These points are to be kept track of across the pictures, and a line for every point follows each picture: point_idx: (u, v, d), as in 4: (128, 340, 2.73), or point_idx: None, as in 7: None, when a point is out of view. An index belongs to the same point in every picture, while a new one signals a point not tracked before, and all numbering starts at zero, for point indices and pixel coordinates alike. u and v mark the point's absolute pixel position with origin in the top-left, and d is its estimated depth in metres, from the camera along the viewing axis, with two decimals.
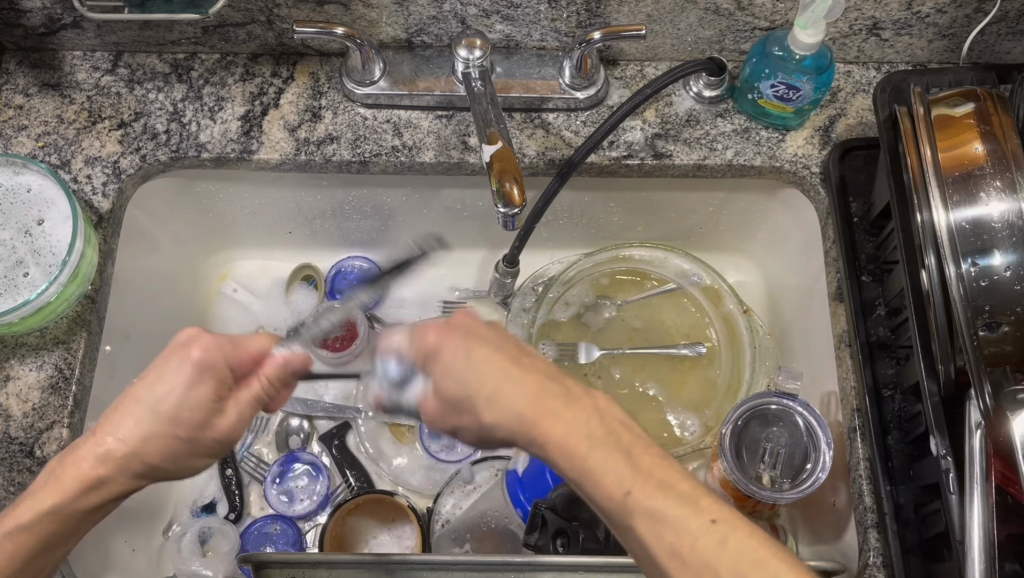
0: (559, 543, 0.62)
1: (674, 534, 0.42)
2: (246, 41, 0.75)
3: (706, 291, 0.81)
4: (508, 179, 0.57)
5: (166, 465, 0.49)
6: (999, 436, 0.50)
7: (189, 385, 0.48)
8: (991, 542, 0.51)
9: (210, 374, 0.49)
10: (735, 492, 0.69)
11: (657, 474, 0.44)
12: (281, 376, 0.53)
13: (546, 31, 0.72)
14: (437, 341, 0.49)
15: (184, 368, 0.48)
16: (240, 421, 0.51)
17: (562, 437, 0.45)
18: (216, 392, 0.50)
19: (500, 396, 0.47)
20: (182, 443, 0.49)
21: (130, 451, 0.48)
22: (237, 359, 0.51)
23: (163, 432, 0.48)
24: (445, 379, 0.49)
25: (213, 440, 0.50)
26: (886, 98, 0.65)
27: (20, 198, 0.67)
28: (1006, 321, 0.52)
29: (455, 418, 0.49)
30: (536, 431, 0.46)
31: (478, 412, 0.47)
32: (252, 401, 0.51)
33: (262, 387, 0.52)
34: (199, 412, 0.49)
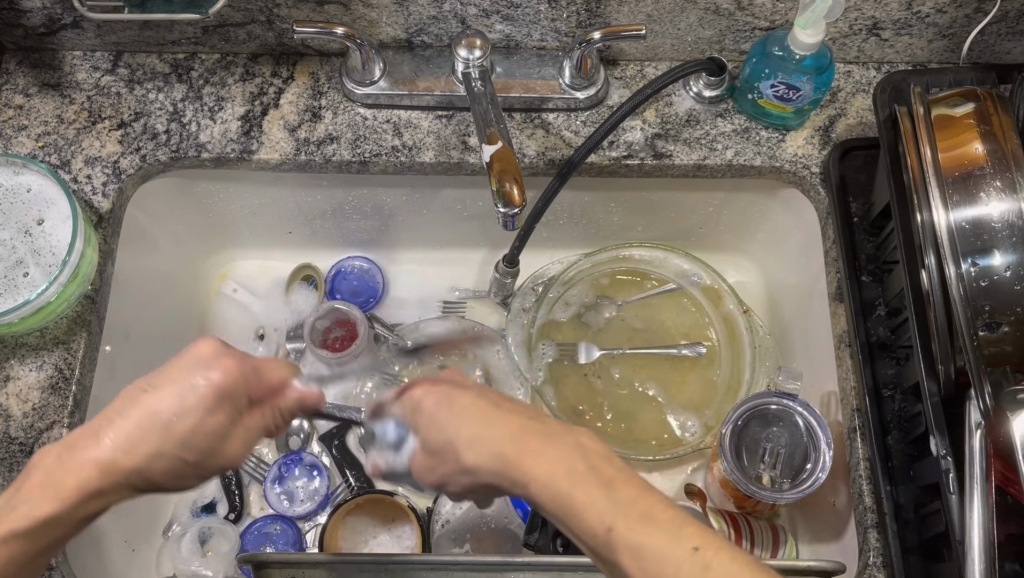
0: (559, 543, 0.63)
1: (664, 569, 0.39)
2: (246, 41, 0.75)
3: (705, 291, 0.81)
4: (508, 179, 0.57)
5: (167, 486, 0.47)
6: (999, 436, 0.50)
7: (207, 412, 0.46)
8: (991, 542, 0.51)
9: (230, 400, 0.47)
10: (734, 491, 0.70)
11: (639, 505, 0.41)
12: (294, 414, 0.52)
13: (546, 31, 0.72)
14: (426, 396, 0.49)
15: (206, 393, 0.45)
16: (246, 448, 0.49)
17: (536, 472, 0.43)
18: (228, 416, 0.47)
19: (475, 437, 0.45)
20: (186, 467, 0.46)
21: (136, 472, 0.45)
22: (258, 385, 0.48)
23: (175, 454, 0.45)
24: (430, 429, 0.47)
25: (215, 465, 0.48)
26: (886, 98, 0.65)
27: (20, 199, 0.67)
28: (1006, 321, 0.52)
29: (440, 467, 0.47)
30: (510, 465, 0.43)
31: (458, 459, 0.46)
32: (261, 428, 0.50)
33: (275, 418, 0.50)
34: (212, 438, 0.46)
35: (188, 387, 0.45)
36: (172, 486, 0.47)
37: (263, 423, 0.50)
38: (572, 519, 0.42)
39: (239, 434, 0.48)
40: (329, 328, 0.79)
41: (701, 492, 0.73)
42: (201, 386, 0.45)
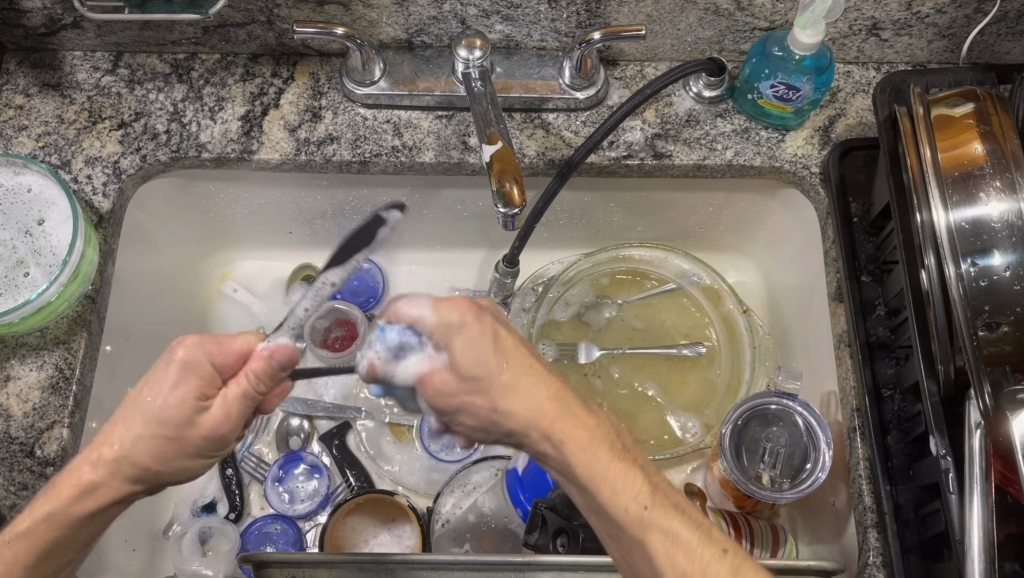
0: (559, 542, 0.62)
1: (684, 552, 0.45)
2: (246, 41, 0.75)
3: (705, 291, 0.81)
4: (508, 179, 0.57)
5: (158, 467, 0.49)
6: (998, 436, 0.50)
7: (177, 385, 0.49)
8: (991, 542, 0.51)
9: (197, 375, 0.50)
10: (734, 491, 0.70)
11: (667, 497, 0.47)
12: (265, 371, 0.50)
13: (546, 31, 0.72)
14: (459, 323, 0.49)
15: (168, 369, 0.49)
16: (226, 416, 0.50)
17: (583, 442, 0.47)
18: (203, 392, 0.50)
19: (525, 395, 0.47)
20: (168, 443, 0.49)
21: (120, 452, 0.48)
22: (224, 356, 0.51)
23: (149, 433, 0.48)
24: (462, 362, 0.48)
25: (199, 438, 0.50)
26: (886, 99, 0.65)
27: (20, 199, 0.67)
28: (1006, 321, 0.52)
29: (462, 400, 0.49)
30: (556, 431, 0.47)
31: (496, 402, 0.47)
32: (237, 395, 0.50)
33: (248, 381, 0.50)
34: (184, 412, 0.49)
35: (157, 371, 0.49)
36: (167, 466, 0.49)
37: (241, 387, 0.50)
38: (607, 490, 0.46)
39: (213, 406, 0.50)
40: (329, 328, 0.79)
41: (701, 491, 0.74)
42: (166, 367, 0.49)
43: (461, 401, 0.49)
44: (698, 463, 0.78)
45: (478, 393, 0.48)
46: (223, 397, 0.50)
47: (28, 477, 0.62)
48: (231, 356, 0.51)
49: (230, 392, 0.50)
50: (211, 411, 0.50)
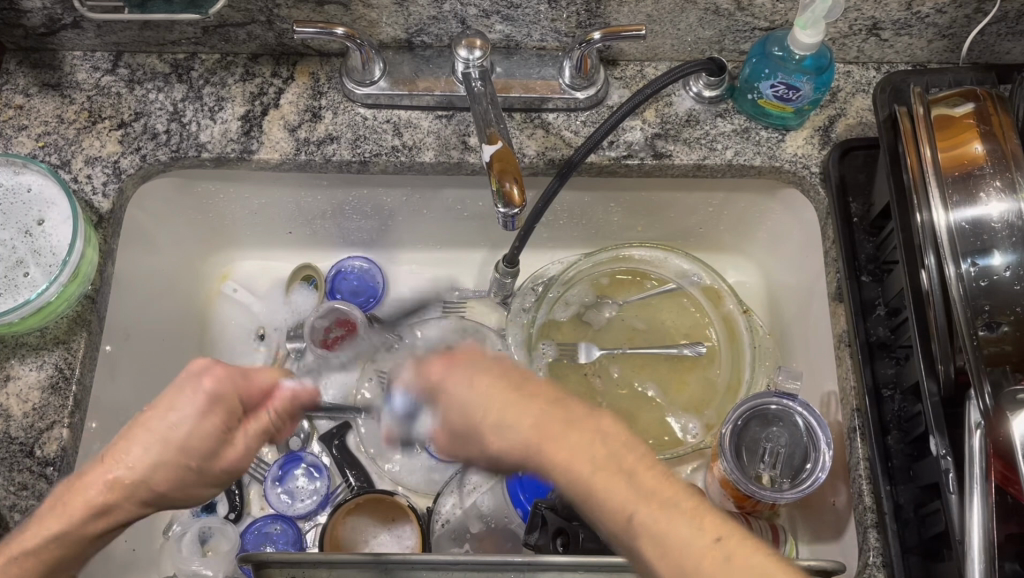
0: (559, 543, 0.62)
1: (679, 558, 0.42)
2: (246, 41, 0.75)
3: (705, 291, 0.81)
4: (508, 179, 0.57)
5: (174, 494, 0.50)
6: (998, 436, 0.50)
7: (208, 417, 0.50)
8: (991, 542, 0.51)
9: (223, 407, 0.50)
10: (735, 492, 0.69)
11: (659, 493, 0.44)
12: (292, 413, 0.54)
13: (545, 31, 0.72)
14: (449, 371, 0.50)
15: (198, 400, 0.49)
16: (248, 452, 0.52)
17: (563, 459, 0.45)
18: (225, 422, 0.51)
19: (504, 428, 0.47)
20: (194, 473, 0.50)
21: (141, 481, 0.48)
22: (249, 393, 0.52)
23: (177, 464, 0.49)
24: (453, 412, 0.49)
25: (221, 469, 0.51)
26: (886, 98, 0.65)
27: (20, 199, 0.67)
28: (1006, 321, 0.52)
29: (465, 447, 0.50)
30: (538, 458, 0.46)
31: (483, 443, 0.48)
32: (263, 433, 0.53)
33: (273, 421, 0.53)
34: (208, 443, 0.50)
35: (179, 400, 0.49)
36: (181, 494, 0.50)
37: (267, 426, 0.53)
38: (597, 504, 0.44)
39: (237, 442, 0.52)
40: (329, 328, 0.80)
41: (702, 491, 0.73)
42: (192, 397, 0.49)
43: (466, 451, 0.50)
44: (698, 463, 0.78)
45: (474, 442, 0.49)
46: (247, 432, 0.52)
47: (28, 477, 0.62)
48: (254, 393, 0.53)
49: (255, 429, 0.52)
50: (233, 445, 0.51)
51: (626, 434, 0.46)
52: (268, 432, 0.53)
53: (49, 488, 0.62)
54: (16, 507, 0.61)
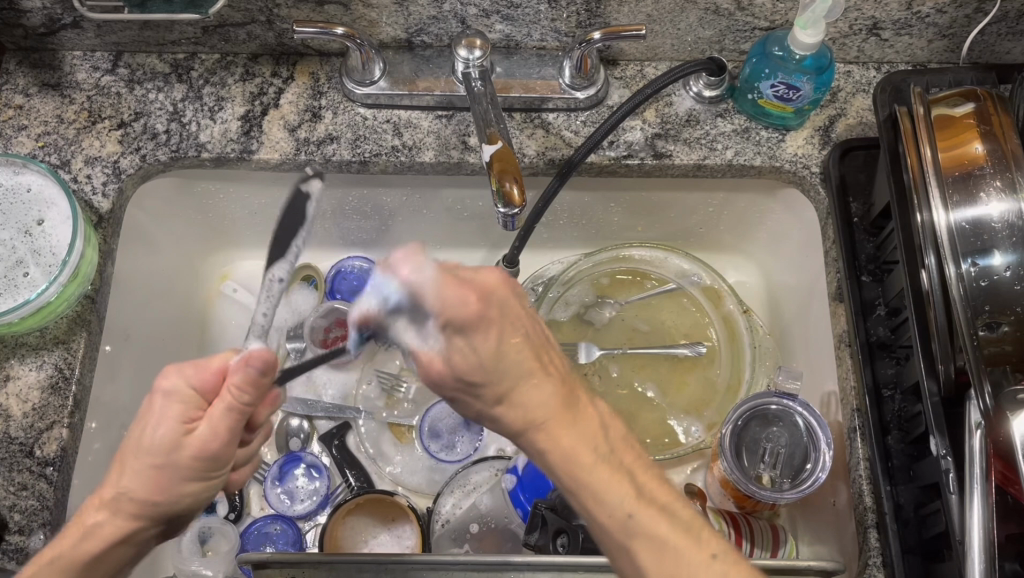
0: (560, 543, 0.62)
1: (671, 559, 0.44)
2: (246, 40, 0.75)
3: (705, 291, 0.81)
4: (508, 179, 0.57)
5: (156, 497, 0.48)
6: (998, 436, 0.50)
7: (165, 415, 0.48)
8: (992, 542, 0.51)
9: (182, 400, 0.48)
10: (735, 492, 0.70)
11: (658, 498, 0.46)
12: (246, 382, 0.47)
13: (546, 31, 0.72)
14: (477, 312, 0.46)
15: (154, 402, 0.48)
16: (214, 435, 0.48)
17: (571, 444, 0.46)
18: (187, 414, 0.48)
19: (522, 395, 0.47)
20: (168, 472, 0.47)
21: (120, 490, 0.48)
22: (201, 379, 0.49)
23: (142, 465, 0.47)
24: (462, 358, 0.46)
25: (191, 457, 0.48)
26: (886, 98, 0.65)
27: (20, 199, 0.67)
28: (1006, 321, 0.52)
29: (453, 392, 0.48)
30: (544, 435, 0.47)
31: (490, 404, 0.48)
32: (227, 410, 0.48)
33: (231, 396, 0.47)
34: (170, 440, 0.47)
35: (146, 405, 0.49)
36: (169, 497, 0.48)
37: (228, 402, 0.47)
38: (591, 494, 0.46)
39: (201, 429, 0.48)
40: (329, 328, 0.80)
41: (701, 491, 0.74)
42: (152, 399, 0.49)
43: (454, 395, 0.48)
44: (699, 463, 0.78)
45: (476, 390, 0.47)
46: (212, 416, 0.48)
47: (28, 477, 0.62)
48: (207, 377, 0.49)
49: (218, 409, 0.47)
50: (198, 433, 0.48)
51: (626, 433, 0.49)
52: (235, 409, 0.48)
53: (49, 488, 0.62)
54: (16, 507, 0.61)
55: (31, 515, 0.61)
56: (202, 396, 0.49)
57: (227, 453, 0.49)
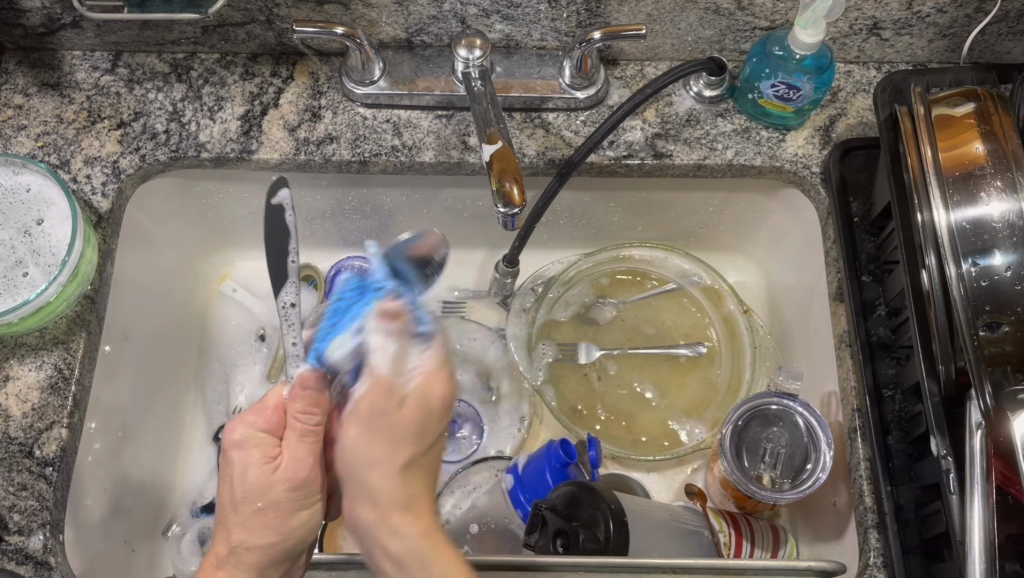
0: (560, 543, 0.61)
1: None
2: (246, 41, 0.75)
3: (705, 291, 0.81)
4: (508, 179, 0.57)
5: (276, 536, 0.54)
6: (999, 436, 0.50)
7: (249, 465, 0.55)
8: (992, 542, 0.51)
9: (258, 445, 0.56)
10: (735, 492, 0.70)
11: None
12: (310, 402, 0.56)
13: (546, 31, 0.72)
14: (442, 398, 0.60)
15: (234, 460, 0.55)
16: (298, 459, 0.55)
17: (419, 534, 0.56)
18: (266, 455, 0.56)
19: (401, 476, 0.58)
20: (273, 513, 0.54)
21: (237, 540, 0.54)
22: (266, 420, 0.57)
23: (253, 511, 0.54)
24: (409, 410, 0.59)
25: (287, 490, 0.54)
26: (886, 98, 0.65)
27: (20, 198, 0.67)
28: (1006, 321, 0.52)
29: (380, 428, 0.59)
30: (397, 520, 0.56)
31: (389, 466, 0.58)
32: (300, 437, 0.56)
33: (297, 423, 0.56)
34: (262, 480, 0.55)
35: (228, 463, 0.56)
36: (284, 533, 0.54)
37: (299, 430, 0.56)
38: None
39: (285, 462, 0.55)
40: None
41: (701, 491, 0.74)
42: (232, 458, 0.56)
43: (375, 430, 0.59)
44: (699, 463, 0.78)
45: (398, 446, 0.59)
46: (290, 449, 0.56)
47: (28, 477, 0.62)
48: (270, 416, 0.57)
49: (293, 439, 0.56)
50: (283, 467, 0.55)
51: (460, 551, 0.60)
52: (308, 433, 0.56)
53: (49, 488, 0.61)
54: (16, 507, 0.61)
55: (31, 515, 0.61)
56: (272, 435, 0.57)
57: (315, 477, 0.56)
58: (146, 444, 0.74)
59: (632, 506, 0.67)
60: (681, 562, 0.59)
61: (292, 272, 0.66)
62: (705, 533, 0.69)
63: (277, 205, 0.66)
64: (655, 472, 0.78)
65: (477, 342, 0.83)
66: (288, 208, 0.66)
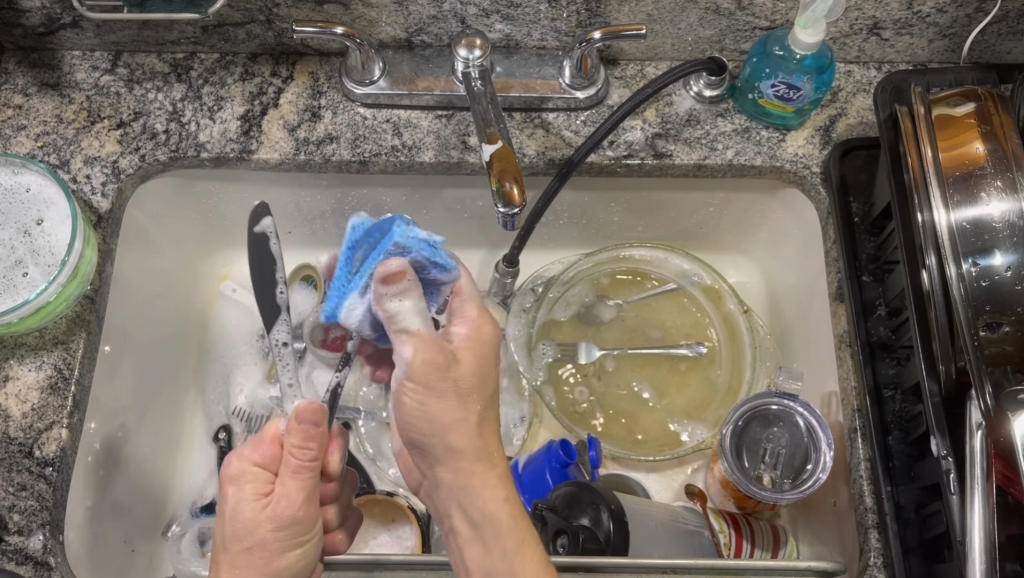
0: (560, 543, 0.60)
1: None
2: (246, 41, 0.75)
3: (705, 291, 0.81)
4: (508, 179, 0.57)
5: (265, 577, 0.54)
6: (999, 436, 0.50)
7: (241, 500, 0.55)
8: (992, 543, 0.50)
9: (252, 481, 0.56)
10: (735, 492, 0.70)
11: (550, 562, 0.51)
12: (303, 437, 0.55)
13: (546, 31, 0.72)
14: (491, 343, 0.55)
15: (227, 497, 0.55)
16: (287, 496, 0.55)
17: (503, 502, 0.52)
18: (259, 492, 0.55)
19: (479, 431, 0.53)
20: (260, 552, 0.54)
21: None
22: (260, 453, 0.56)
23: (237, 551, 0.54)
24: (469, 360, 0.53)
25: (274, 529, 0.54)
26: (886, 98, 0.65)
27: (19, 198, 0.67)
28: (1007, 321, 0.52)
29: (445, 385, 0.52)
30: (479, 488, 0.52)
31: (465, 423, 0.53)
32: (294, 474, 0.55)
33: (291, 458, 0.55)
34: (252, 518, 0.54)
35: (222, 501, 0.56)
36: (271, 574, 0.54)
37: (293, 466, 0.55)
38: (500, 555, 0.50)
39: (276, 499, 0.55)
40: (329, 327, 0.80)
41: (702, 492, 0.74)
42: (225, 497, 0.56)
43: (440, 388, 0.52)
44: (699, 463, 0.78)
45: (466, 396, 0.53)
46: (282, 486, 0.55)
47: (28, 477, 0.62)
48: (265, 449, 0.57)
49: (286, 476, 0.55)
50: (273, 505, 0.54)
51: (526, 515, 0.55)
52: (301, 470, 0.55)
53: (49, 488, 0.61)
54: (16, 507, 0.61)
55: (31, 515, 0.61)
56: (266, 469, 0.56)
57: (308, 514, 0.55)
58: (146, 444, 0.74)
59: (631, 506, 0.67)
60: (681, 562, 0.59)
61: (282, 306, 0.68)
62: (705, 533, 0.69)
63: (260, 233, 0.68)
64: (656, 472, 0.77)
65: None
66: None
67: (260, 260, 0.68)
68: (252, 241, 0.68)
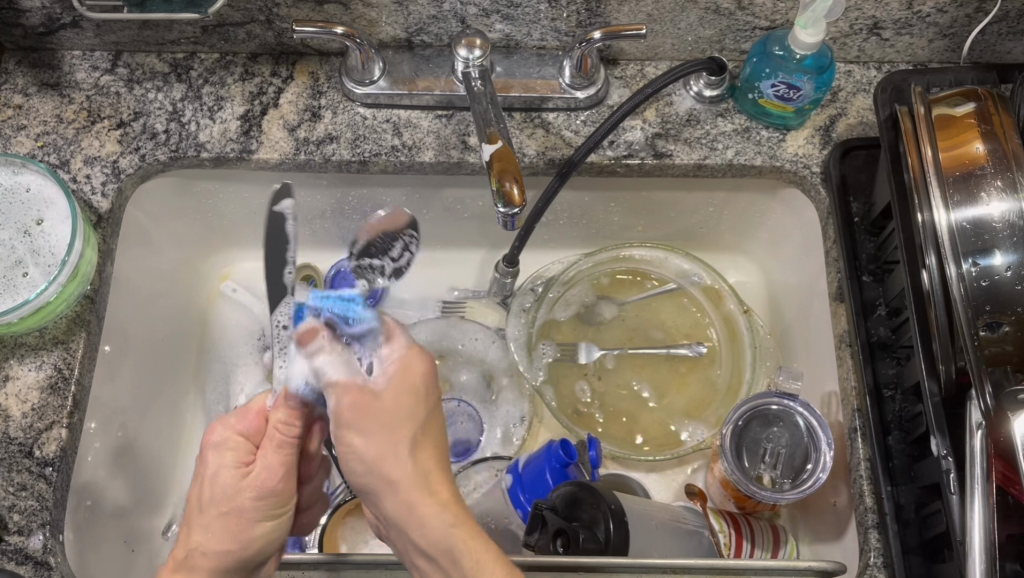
0: (560, 543, 0.60)
1: None
2: (246, 41, 0.75)
3: (705, 291, 0.81)
4: (508, 179, 0.57)
5: (235, 544, 0.53)
6: (999, 436, 0.50)
7: (222, 467, 0.55)
8: (992, 543, 0.50)
9: (233, 449, 0.56)
10: (735, 492, 0.70)
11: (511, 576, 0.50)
12: (291, 414, 0.56)
13: (546, 30, 0.72)
14: (417, 373, 0.55)
15: (208, 461, 0.56)
16: (265, 467, 0.55)
17: (451, 525, 0.50)
18: (240, 461, 0.55)
19: (411, 459, 0.52)
20: (235, 519, 0.53)
21: (195, 544, 0.53)
22: (246, 423, 0.57)
23: (212, 516, 0.53)
24: (394, 394, 0.53)
25: (254, 498, 0.54)
26: (886, 98, 0.65)
27: (19, 198, 0.67)
28: (1007, 321, 0.52)
29: (373, 420, 0.52)
30: (422, 516, 0.50)
31: (397, 453, 0.52)
32: (277, 448, 0.55)
33: (275, 432, 0.55)
34: (229, 482, 0.54)
35: (204, 466, 0.56)
36: (243, 542, 0.53)
37: (277, 440, 0.55)
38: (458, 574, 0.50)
39: (257, 469, 0.55)
40: None
41: (702, 492, 0.74)
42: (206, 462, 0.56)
43: (367, 426, 0.52)
44: (699, 463, 0.78)
45: (397, 427, 0.52)
46: (264, 459, 0.55)
47: (28, 477, 0.62)
48: (250, 420, 0.57)
49: (269, 448, 0.55)
50: (253, 474, 0.54)
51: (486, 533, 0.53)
52: (285, 444, 0.55)
53: (49, 488, 0.61)
54: (16, 507, 0.61)
55: (31, 515, 0.61)
56: (249, 441, 0.57)
57: (287, 488, 0.55)
58: (145, 442, 0.74)
59: (632, 506, 0.67)
60: (682, 562, 0.60)
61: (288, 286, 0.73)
62: (705, 533, 0.69)
63: (278, 212, 0.74)
64: (656, 473, 0.78)
65: (478, 342, 0.82)
66: (288, 217, 0.74)
67: (275, 239, 0.74)
68: (270, 220, 0.74)
